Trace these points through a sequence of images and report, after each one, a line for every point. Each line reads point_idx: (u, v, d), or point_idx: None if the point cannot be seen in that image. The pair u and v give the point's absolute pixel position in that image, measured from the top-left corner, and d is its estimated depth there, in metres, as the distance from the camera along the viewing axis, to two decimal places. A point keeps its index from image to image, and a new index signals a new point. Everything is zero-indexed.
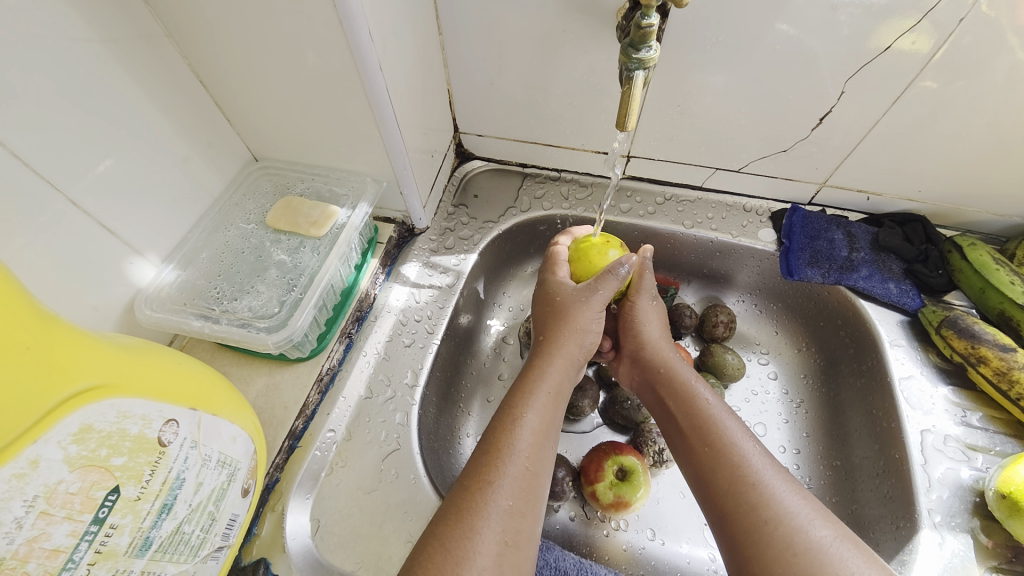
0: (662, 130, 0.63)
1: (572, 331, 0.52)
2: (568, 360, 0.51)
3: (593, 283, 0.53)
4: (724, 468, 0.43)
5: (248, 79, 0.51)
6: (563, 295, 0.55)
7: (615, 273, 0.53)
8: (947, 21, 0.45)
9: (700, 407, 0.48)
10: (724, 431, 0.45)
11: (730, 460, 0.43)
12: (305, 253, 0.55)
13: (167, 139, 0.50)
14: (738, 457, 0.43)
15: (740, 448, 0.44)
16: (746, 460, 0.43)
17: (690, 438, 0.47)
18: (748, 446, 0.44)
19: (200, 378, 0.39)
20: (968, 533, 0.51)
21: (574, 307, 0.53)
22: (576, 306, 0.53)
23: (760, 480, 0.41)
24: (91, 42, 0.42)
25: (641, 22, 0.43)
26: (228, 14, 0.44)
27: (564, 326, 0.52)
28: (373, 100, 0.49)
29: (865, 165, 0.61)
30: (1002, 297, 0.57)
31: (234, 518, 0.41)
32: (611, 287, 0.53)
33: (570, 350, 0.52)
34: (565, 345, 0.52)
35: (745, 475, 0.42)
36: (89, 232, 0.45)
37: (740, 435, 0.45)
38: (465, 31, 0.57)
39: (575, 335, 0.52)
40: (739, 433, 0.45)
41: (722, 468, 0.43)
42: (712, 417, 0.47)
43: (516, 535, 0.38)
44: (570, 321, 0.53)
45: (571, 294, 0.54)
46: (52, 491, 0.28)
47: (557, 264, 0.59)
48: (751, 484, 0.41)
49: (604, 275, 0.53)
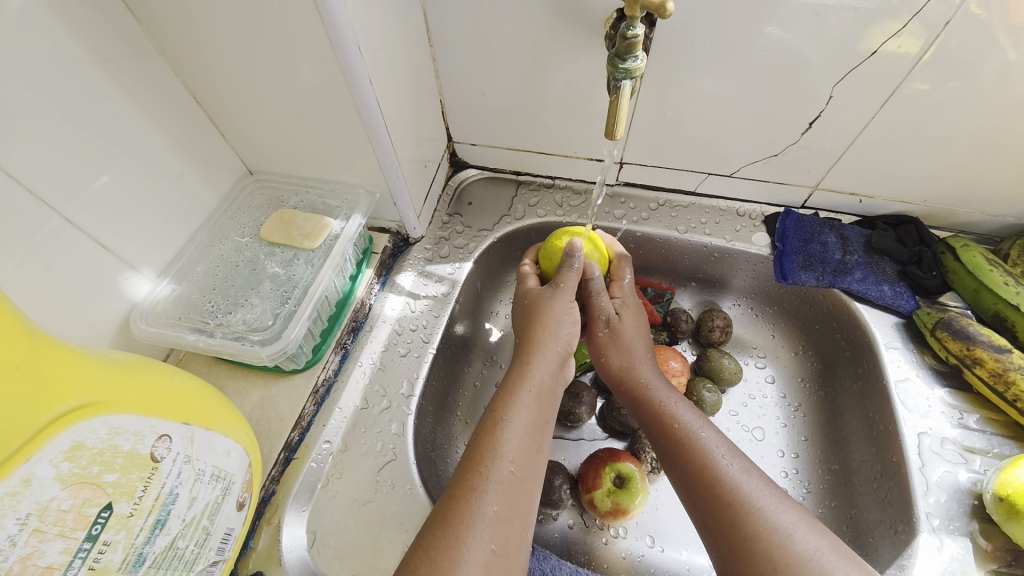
0: (654, 136, 0.63)
1: (548, 327, 0.53)
2: (548, 357, 0.51)
3: (557, 279, 0.55)
4: (705, 486, 0.43)
5: (242, 94, 0.51)
6: (532, 296, 0.56)
7: (571, 265, 0.55)
8: (934, 23, 0.46)
9: (680, 422, 0.48)
10: (704, 447, 0.45)
11: (711, 477, 0.43)
12: (299, 265, 0.55)
13: (163, 155, 0.51)
14: (716, 473, 0.43)
15: (720, 463, 0.44)
16: (727, 475, 0.43)
17: (671, 456, 0.47)
18: (728, 460, 0.44)
19: (193, 391, 0.39)
20: (966, 536, 0.51)
21: (544, 303, 0.54)
22: (546, 304, 0.54)
23: (740, 496, 0.41)
24: (86, 62, 0.42)
25: (627, 32, 0.44)
26: (221, 30, 0.44)
27: (538, 324, 0.53)
28: (364, 113, 0.50)
29: (857, 168, 0.61)
30: (996, 298, 0.57)
31: (230, 532, 0.41)
32: (574, 277, 0.55)
33: (550, 345, 0.52)
34: (546, 343, 0.52)
35: (725, 490, 0.42)
36: (84, 248, 0.45)
37: (718, 450, 0.45)
38: (456, 43, 0.57)
39: (549, 331, 0.53)
40: (718, 448, 0.45)
41: (702, 485, 0.43)
42: (690, 433, 0.47)
43: (504, 542, 0.38)
44: (544, 317, 0.53)
45: (539, 294, 0.55)
46: (45, 509, 0.28)
47: (525, 275, 0.60)
48: (732, 499, 0.41)
49: (563, 269, 0.55)
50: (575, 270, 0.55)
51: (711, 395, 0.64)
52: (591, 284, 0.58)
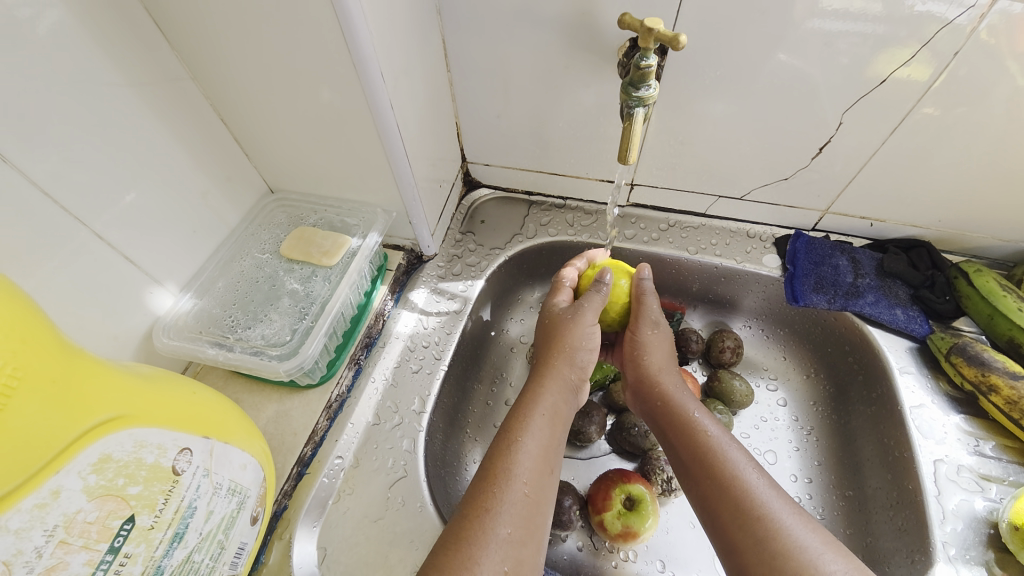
0: (663, 158, 0.64)
1: (565, 352, 0.53)
2: (563, 382, 0.51)
3: (582, 301, 0.56)
4: (731, 500, 0.43)
5: (268, 116, 0.53)
6: (556, 315, 0.57)
7: (598, 289, 0.56)
8: (944, 51, 0.47)
9: (707, 434, 0.48)
10: (731, 461, 0.45)
11: (737, 492, 0.43)
12: (317, 282, 0.57)
13: (189, 174, 0.53)
14: (743, 489, 0.43)
15: (747, 478, 0.43)
16: (754, 491, 0.42)
17: (695, 469, 0.46)
18: (754, 476, 0.44)
19: (213, 406, 0.40)
20: (982, 566, 0.49)
21: (565, 325, 0.54)
22: (567, 323, 0.54)
23: (767, 513, 0.41)
24: (119, 86, 0.45)
25: (641, 63, 0.45)
26: (252, 57, 0.47)
27: (555, 348, 0.53)
28: (384, 136, 0.51)
29: (868, 191, 0.62)
30: (1010, 324, 0.57)
31: (243, 547, 0.41)
32: (596, 301, 0.55)
33: (563, 370, 0.52)
34: (559, 367, 0.52)
35: (753, 506, 0.41)
36: (111, 261, 0.47)
37: (745, 466, 0.45)
38: (472, 67, 0.59)
39: (567, 357, 0.53)
40: (744, 463, 0.45)
41: (729, 499, 0.43)
42: (717, 446, 0.47)
43: (516, 565, 0.38)
44: (564, 341, 0.53)
45: (561, 313, 0.56)
46: (71, 521, 0.29)
47: (558, 287, 0.60)
48: (759, 515, 0.41)
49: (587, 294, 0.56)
50: (599, 295, 0.56)
51: (722, 417, 0.64)
52: (642, 285, 0.58)
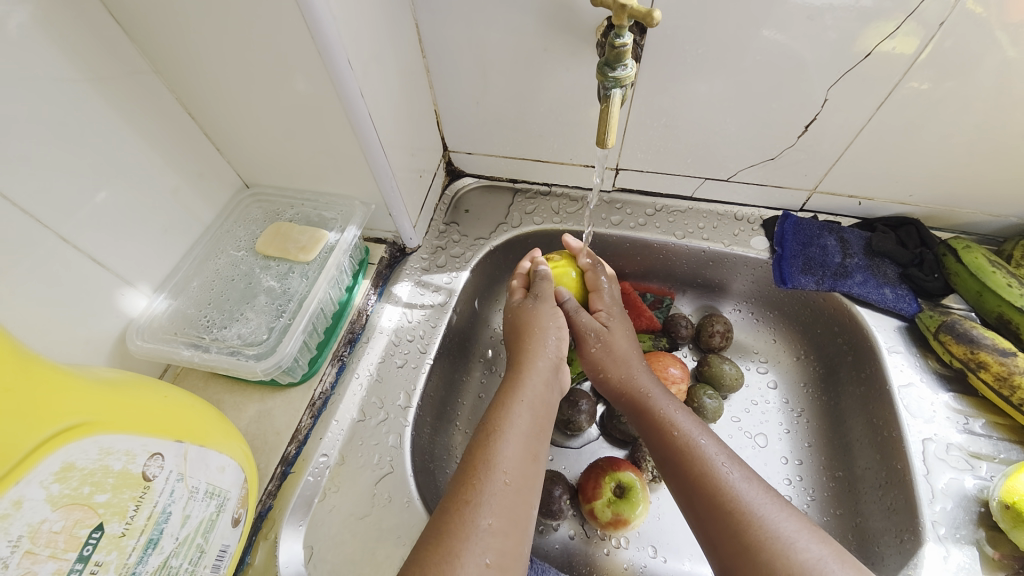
0: (648, 142, 0.63)
1: (536, 337, 0.53)
2: (542, 365, 0.51)
3: (534, 291, 0.57)
4: (706, 493, 0.42)
5: (237, 110, 0.52)
6: (515, 309, 0.57)
7: (545, 278, 0.58)
8: (931, 22, 0.45)
9: (679, 430, 0.47)
10: (703, 455, 0.45)
11: (711, 487, 0.42)
12: (294, 278, 0.55)
13: (158, 171, 0.51)
14: (717, 482, 0.42)
15: (720, 471, 0.43)
16: (728, 482, 0.42)
17: (670, 465, 0.46)
18: (728, 467, 0.43)
19: (187, 409, 0.39)
20: (973, 545, 0.49)
21: (528, 314, 0.55)
22: (529, 313, 0.55)
23: (741, 505, 0.41)
24: (77, 82, 0.43)
25: (616, 41, 0.44)
26: (213, 46, 0.45)
27: (527, 334, 0.53)
28: (357, 127, 0.50)
29: (856, 170, 0.61)
30: (999, 300, 0.56)
31: (225, 549, 0.41)
32: (547, 288, 0.57)
33: (539, 355, 0.52)
34: (534, 351, 0.52)
35: (726, 498, 0.41)
36: (81, 266, 0.45)
37: (718, 458, 0.44)
38: (448, 52, 0.58)
39: (538, 341, 0.53)
40: (718, 455, 0.45)
41: (703, 492, 0.43)
42: (688, 441, 0.46)
43: (499, 556, 0.38)
44: (535, 325, 0.54)
45: (521, 305, 0.57)
46: (36, 531, 0.28)
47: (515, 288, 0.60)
48: (732, 508, 0.41)
49: (537, 282, 0.57)
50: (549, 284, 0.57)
51: (712, 402, 0.63)
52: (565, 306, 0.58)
